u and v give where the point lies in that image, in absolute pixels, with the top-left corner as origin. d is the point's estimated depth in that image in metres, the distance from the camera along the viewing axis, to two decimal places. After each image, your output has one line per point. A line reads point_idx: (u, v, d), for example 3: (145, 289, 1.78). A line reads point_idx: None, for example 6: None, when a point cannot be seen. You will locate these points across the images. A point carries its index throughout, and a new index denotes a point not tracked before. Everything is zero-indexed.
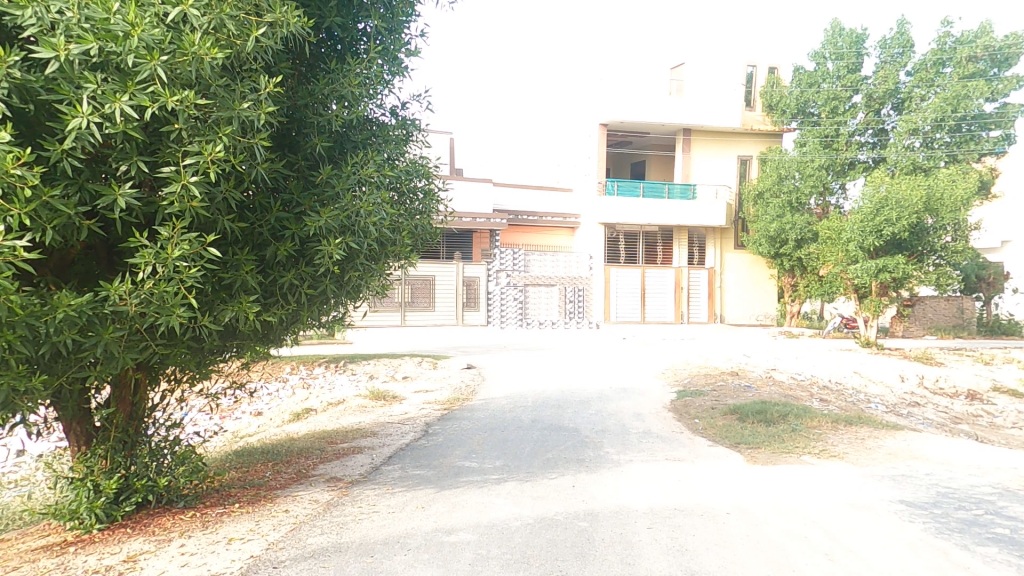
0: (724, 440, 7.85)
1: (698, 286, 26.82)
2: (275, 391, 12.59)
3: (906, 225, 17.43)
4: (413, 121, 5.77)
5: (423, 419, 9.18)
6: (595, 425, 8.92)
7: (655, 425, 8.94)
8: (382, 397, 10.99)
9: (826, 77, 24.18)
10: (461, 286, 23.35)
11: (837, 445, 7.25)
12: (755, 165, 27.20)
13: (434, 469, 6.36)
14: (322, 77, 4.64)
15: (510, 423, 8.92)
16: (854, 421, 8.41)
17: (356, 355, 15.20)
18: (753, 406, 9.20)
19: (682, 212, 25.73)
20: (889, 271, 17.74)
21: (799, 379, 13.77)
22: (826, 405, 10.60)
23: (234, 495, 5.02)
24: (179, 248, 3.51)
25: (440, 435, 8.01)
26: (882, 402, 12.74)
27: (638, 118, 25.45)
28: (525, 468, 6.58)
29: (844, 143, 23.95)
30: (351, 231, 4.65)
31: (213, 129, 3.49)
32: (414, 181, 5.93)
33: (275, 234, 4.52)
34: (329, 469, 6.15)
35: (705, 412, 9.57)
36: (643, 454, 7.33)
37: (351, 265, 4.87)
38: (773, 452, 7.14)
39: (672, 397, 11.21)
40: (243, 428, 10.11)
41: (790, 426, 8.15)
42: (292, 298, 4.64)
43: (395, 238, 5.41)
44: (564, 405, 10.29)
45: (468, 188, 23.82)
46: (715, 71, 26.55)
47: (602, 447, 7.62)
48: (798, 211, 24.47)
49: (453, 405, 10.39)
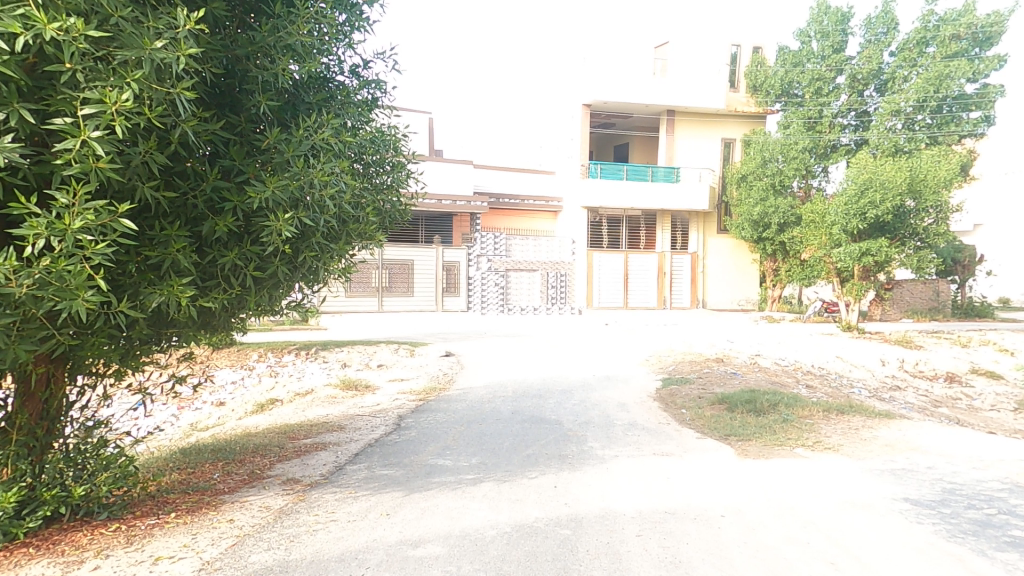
0: (713, 433, 7.51)
1: (680, 271, 26.58)
2: (240, 380, 11.88)
3: (889, 207, 17.33)
4: (377, 82, 5.04)
5: (396, 411, 8.63)
6: (578, 416, 8.50)
7: (641, 416, 8.57)
8: (354, 387, 10.42)
9: (810, 57, 24.09)
10: (441, 271, 22.70)
11: (831, 437, 6.92)
12: (738, 148, 26.99)
13: (404, 468, 5.85)
14: (265, 22, 3.89)
15: (489, 415, 8.45)
16: (846, 409, 8.12)
17: (328, 342, 14.54)
18: (741, 394, 8.86)
19: (666, 195, 25.39)
20: (872, 254, 17.56)
21: (783, 365, 13.59)
22: (813, 392, 10.38)
23: (172, 502, 4.46)
24: (80, 219, 2.91)
25: (413, 429, 7.48)
26: (864, 387, 12.61)
27: (622, 98, 24.88)
28: (503, 466, 6.10)
29: (827, 125, 23.74)
30: (304, 206, 4.07)
31: (118, 73, 2.86)
32: (379, 154, 5.29)
33: (213, 208, 3.89)
34: (288, 469, 5.59)
35: (692, 402, 9.23)
36: (629, 449, 6.94)
37: (305, 244, 4.30)
38: (765, 445, 6.82)
39: (656, 386, 10.86)
40: (201, 420, 9.48)
41: (781, 416, 7.82)
42: (236, 281, 4.05)
43: (358, 215, 4.81)
44: (546, 395, 9.84)
45: (445, 169, 23.02)
46: (699, 51, 26.09)
47: (585, 442, 7.21)
48: (781, 193, 24.24)
49: (429, 395, 9.90)
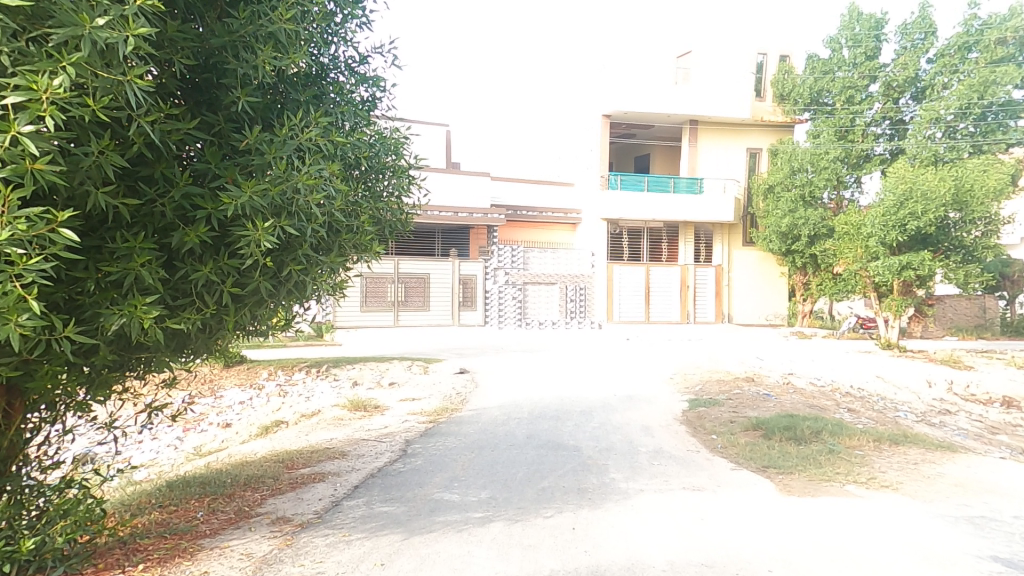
0: (748, 464, 6.80)
1: (704, 285, 25.70)
2: (248, 400, 11.43)
3: (932, 219, 16.30)
4: (375, 80, 4.57)
5: (403, 435, 8.10)
6: (598, 442, 7.84)
7: (667, 443, 7.88)
8: (362, 408, 9.93)
9: (841, 64, 23.14)
10: (457, 284, 22.32)
11: (887, 472, 6.19)
12: (764, 157, 26.15)
13: (405, 505, 5.27)
14: (243, 8, 3.31)
15: (502, 440, 7.85)
16: (900, 439, 7.34)
17: (341, 358, 14.17)
18: (779, 420, 8.16)
19: (688, 207, 24.65)
20: (914, 268, 16.56)
21: (819, 385, 12.73)
22: (857, 417, 9.55)
23: (143, 550, 3.98)
24: (9, 228, 2.46)
25: (419, 457, 6.92)
26: (911, 411, 11.64)
27: (643, 108, 24.32)
28: (516, 502, 5.49)
29: (861, 133, 22.81)
30: (288, 213, 3.60)
31: (53, 57, 2.43)
32: (380, 158, 4.85)
33: (184, 217, 3.40)
34: (279, 506, 5.07)
35: (722, 427, 8.50)
36: (656, 482, 6.26)
37: (289, 256, 3.83)
38: (810, 480, 6.12)
39: (683, 407, 10.13)
40: (205, 444, 9.11)
41: (826, 446, 7.09)
42: (212, 299, 3.57)
43: (352, 224, 4.38)
44: (564, 416, 9.22)
45: (462, 182, 22.64)
46: (724, 60, 25.45)
47: (606, 472, 6.54)
48: (811, 205, 23.28)
49: (439, 416, 9.36)
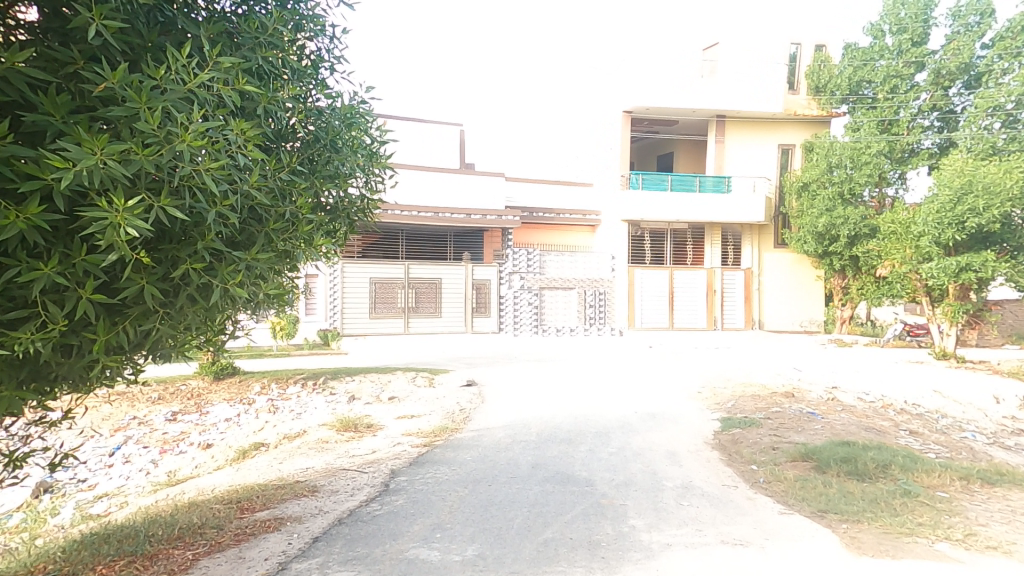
0: (801, 507, 5.53)
1: (733, 289, 24.16)
2: (235, 417, 10.48)
3: (996, 216, 14.60)
4: (315, 20, 3.49)
5: (389, 463, 7.01)
6: (616, 474, 6.64)
7: (698, 475, 6.64)
8: (353, 429, 8.90)
9: (883, 53, 21.41)
10: (471, 290, 21.32)
11: (988, 526, 4.92)
12: (797, 154, 24.56)
13: (369, 570, 4.16)
14: None
15: (502, 471, 6.71)
16: (991, 479, 6.05)
17: (342, 369, 13.28)
18: (835, 451, 6.88)
19: (715, 206, 23.23)
20: (974, 270, 14.96)
21: (869, 401, 11.30)
22: (924, 443, 8.19)
23: None
24: None
25: (401, 495, 5.81)
26: (978, 431, 10.14)
27: (666, 103, 23.01)
28: (510, 562, 4.36)
29: (906, 126, 21.04)
30: (169, 187, 2.52)
31: None
32: (332, 126, 3.79)
33: (12, 193, 2.31)
34: (211, 571, 4.04)
35: (763, 455, 7.22)
36: (686, 532, 5.03)
37: (185, 250, 2.76)
38: (886, 534, 4.84)
39: (714, 429, 8.86)
40: (177, 470, 8.21)
41: (899, 486, 5.82)
42: (61, 313, 2.45)
43: (285, 209, 3.30)
44: (577, 440, 8.05)
45: (476, 182, 21.59)
46: (753, 50, 24.06)
47: (624, 518, 5.33)
48: (851, 203, 21.63)
49: (437, 438, 8.29)
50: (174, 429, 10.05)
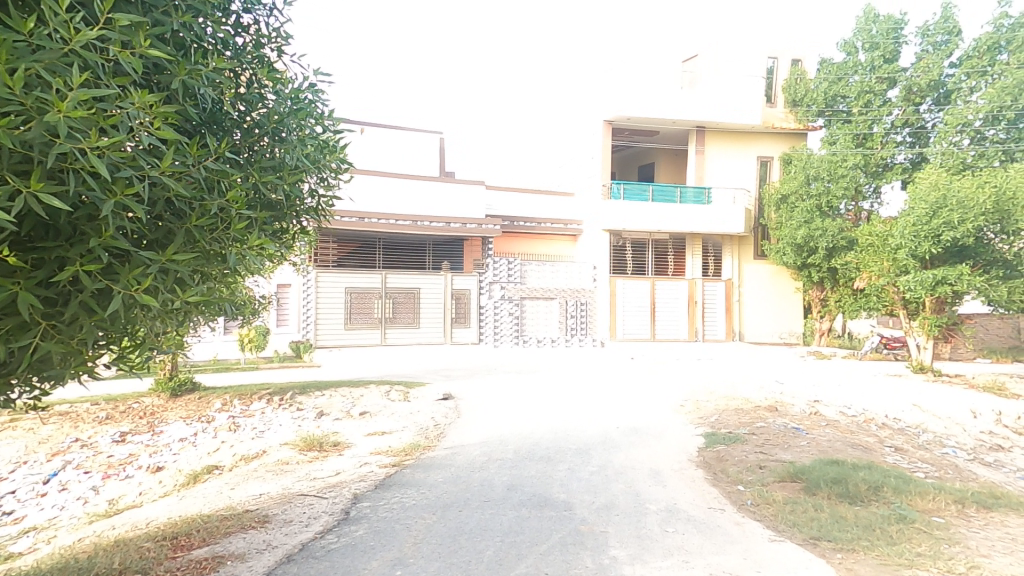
0: (792, 534, 5.16)
1: (714, 300, 24.12)
2: (191, 437, 9.78)
3: (970, 230, 14.64)
4: None
5: (353, 486, 6.47)
6: (596, 497, 6.21)
7: (683, 497, 6.25)
8: (317, 447, 8.33)
9: (856, 69, 21.65)
10: (450, 300, 20.83)
11: (991, 557, 4.60)
12: (776, 166, 24.72)
13: None
14: None
15: (474, 494, 6.23)
16: (986, 503, 5.77)
17: (311, 383, 12.67)
18: (824, 470, 6.55)
19: (696, 217, 23.21)
20: (949, 283, 14.99)
21: (851, 415, 11.12)
22: (910, 461, 7.96)
23: None
24: None
25: (363, 524, 5.28)
26: (959, 446, 9.99)
27: (647, 114, 22.96)
28: None
29: (880, 140, 21.32)
30: (43, 169, 2.05)
31: None
32: (273, 107, 3.34)
33: None
34: None
35: (750, 475, 6.86)
36: (672, 565, 4.61)
37: (76, 249, 2.28)
38: (884, 565, 4.49)
39: (698, 445, 8.51)
40: (120, 498, 7.52)
41: (893, 510, 5.51)
42: None
43: (213, 202, 2.83)
44: (556, 458, 7.60)
45: (454, 190, 21.14)
46: (732, 63, 24.23)
47: (605, 549, 4.89)
48: (829, 215, 21.74)
49: (406, 458, 7.75)
50: (122, 451, 9.30)
